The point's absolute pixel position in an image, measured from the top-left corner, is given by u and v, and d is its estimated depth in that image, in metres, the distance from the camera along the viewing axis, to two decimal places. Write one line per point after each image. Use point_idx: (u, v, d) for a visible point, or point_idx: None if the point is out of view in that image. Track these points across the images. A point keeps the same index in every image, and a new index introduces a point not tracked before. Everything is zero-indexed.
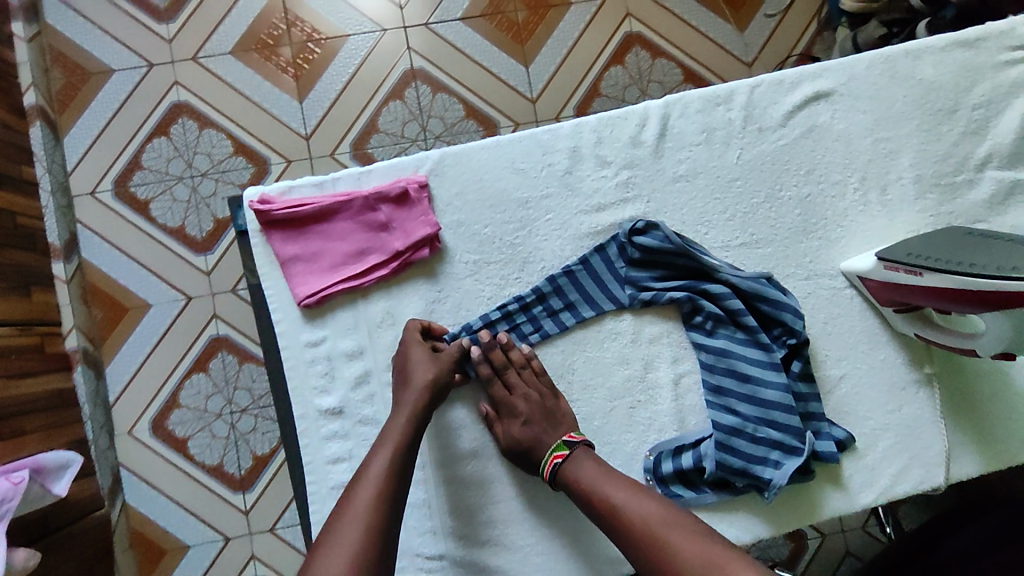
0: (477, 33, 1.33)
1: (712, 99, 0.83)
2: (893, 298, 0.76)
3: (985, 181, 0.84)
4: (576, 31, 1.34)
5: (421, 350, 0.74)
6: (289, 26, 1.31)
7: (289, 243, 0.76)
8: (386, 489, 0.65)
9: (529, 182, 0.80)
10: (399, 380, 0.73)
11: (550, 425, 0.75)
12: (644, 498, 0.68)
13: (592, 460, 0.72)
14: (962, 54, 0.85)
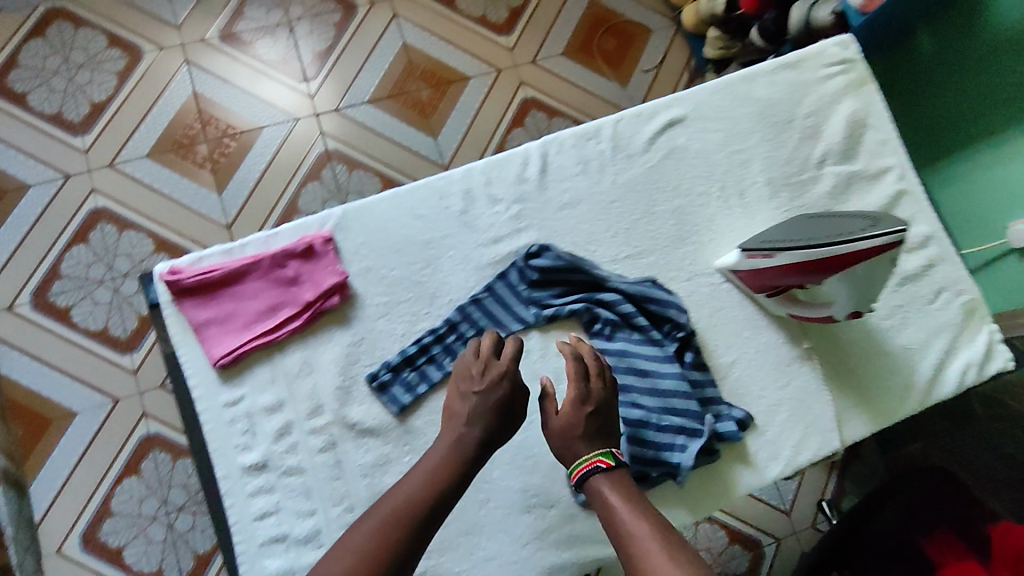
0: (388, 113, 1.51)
1: (584, 135, 0.93)
2: (764, 285, 0.85)
3: (826, 176, 0.96)
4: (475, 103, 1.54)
5: (473, 355, 0.76)
6: (202, 126, 1.41)
7: (202, 308, 0.80)
8: (399, 522, 0.64)
9: (429, 226, 0.86)
10: (467, 380, 0.74)
11: (598, 434, 0.73)
12: (664, 546, 0.61)
13: (624, 491, 0.69)
14: (789, 74, 0.99)
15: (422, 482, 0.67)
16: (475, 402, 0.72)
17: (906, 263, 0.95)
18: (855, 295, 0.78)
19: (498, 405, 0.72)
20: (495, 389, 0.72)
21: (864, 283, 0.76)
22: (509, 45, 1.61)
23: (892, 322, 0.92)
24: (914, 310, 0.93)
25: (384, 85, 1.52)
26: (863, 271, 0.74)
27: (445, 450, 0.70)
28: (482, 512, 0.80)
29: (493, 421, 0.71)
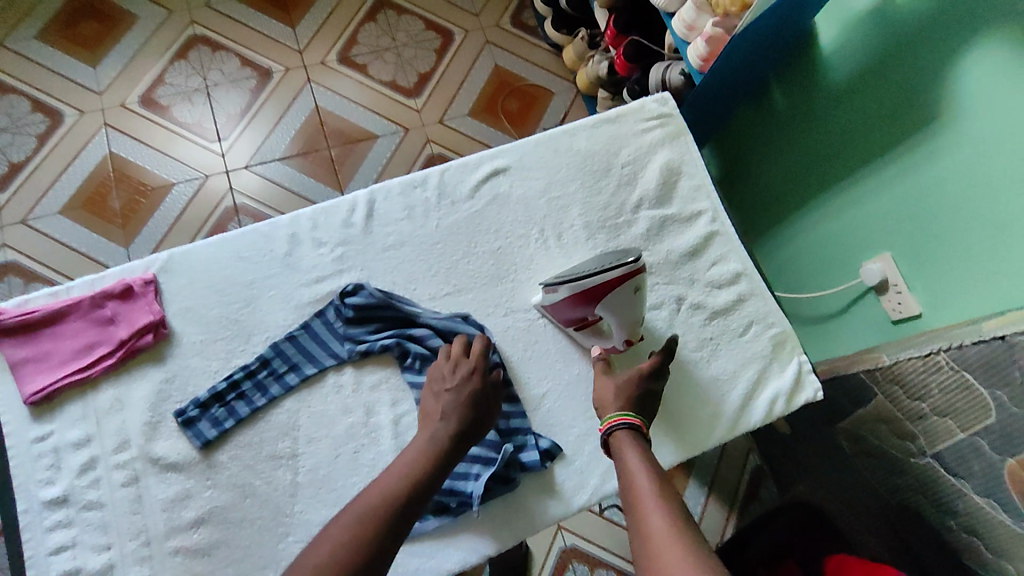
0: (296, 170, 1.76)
1: (410, 183, 1.01)
2: (564, 320, 0.91)
3: (642, 219, 1.03)
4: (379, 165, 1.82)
5: (457, 353, 0.87)
6: (118, 184, 1.68)
7: (20, 348, 0.84)
8: (386, 510, 0.72)
9: (252, 267, 0.93)
10: (434, 383, 0.86)
11: (632, 399, 0.84)
12: (658, 507, 0.67)
13: (641, 453, 0.76)
14: (608, 128, 1.08)
15: (412, 472, 0.76)
16: (450, 395, 0.83)
17: (714, 299, 0.99)
18: (630, 322, 0.88)
19: (470, 394, 0.83)
20: (464, 384, 0.84)
21: (634, 309, 0.86)
22: (418, 107, 1.87)
23: (703, 353, 0.96)
24: (723, 343, 0.97)
25: (294, 143, 1.78)
26: (630, 301, 0.85)
27: (427, 441, 0.80)
28: (280, 545, 0.81)
29: (458, 420, 0.81)
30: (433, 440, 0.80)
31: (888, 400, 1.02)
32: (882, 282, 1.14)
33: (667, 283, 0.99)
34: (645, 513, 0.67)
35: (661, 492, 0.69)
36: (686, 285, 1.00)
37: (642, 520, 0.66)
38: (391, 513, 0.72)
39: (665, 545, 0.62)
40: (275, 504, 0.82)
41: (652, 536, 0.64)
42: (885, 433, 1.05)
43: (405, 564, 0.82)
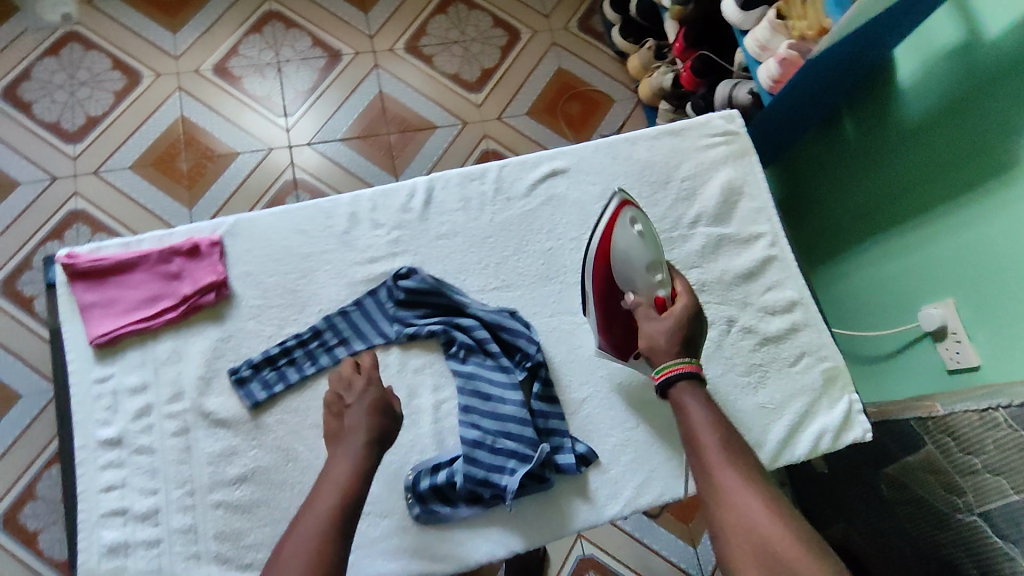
0: (356, 152, 1.82)
1: (468, 175, 1.02)
2: (619, 354, 0.90)
3: (697, 236, 1.03)
4: (439, 150, 1.87)
5: (349, 367, 0.85)
6: (187, 147, 1.75)
7: (89, 291, 0.88)
8: (324, 542, 0.67)
9: (310, 241, 0.95)
10: (335, 411, 0.82)
11: (677, 342, 0.78)
12: (728, 460, 0.67)
13: (701, 401, 0.73)
14: (671, 140, 1.08)
15: (338, 496, 0.72)
16: (356, 413, 0.80)
17: (767, 325, 1.00)
18: (645, 271, 0.83)
19: (377, 403, 0.81)
20: (365, 395, 0.82)
21: (641, 254, 0.84)
22: (478, 101, 1.89)
23: (749, 380, 0.96)
24: (770, 372, 0.97)
25: (354, 126, 1.83)
26: (630, 243, 0.84)
27: (349, 460, 0.76)
28: None
29: (369, 436, 0.78)
30: (351, 460, 0.76)
31: (940, 452, 1.00)
32: (942, 328, 1.11)
33: (717, 303, 1.00)
34: (723, 475, 0.66)
35: (731, 451, 0.68)
36: (738, 308, 1.00)
37: (722, 483, 0.66)
38: (328, 540, 0.67)
39: (757, 514, 0.62)
40: (314, 472, 0.86)
41: (741, 503, 0.63)
42: (932, 484, 1.03)
43: (432, 547, 0.84)
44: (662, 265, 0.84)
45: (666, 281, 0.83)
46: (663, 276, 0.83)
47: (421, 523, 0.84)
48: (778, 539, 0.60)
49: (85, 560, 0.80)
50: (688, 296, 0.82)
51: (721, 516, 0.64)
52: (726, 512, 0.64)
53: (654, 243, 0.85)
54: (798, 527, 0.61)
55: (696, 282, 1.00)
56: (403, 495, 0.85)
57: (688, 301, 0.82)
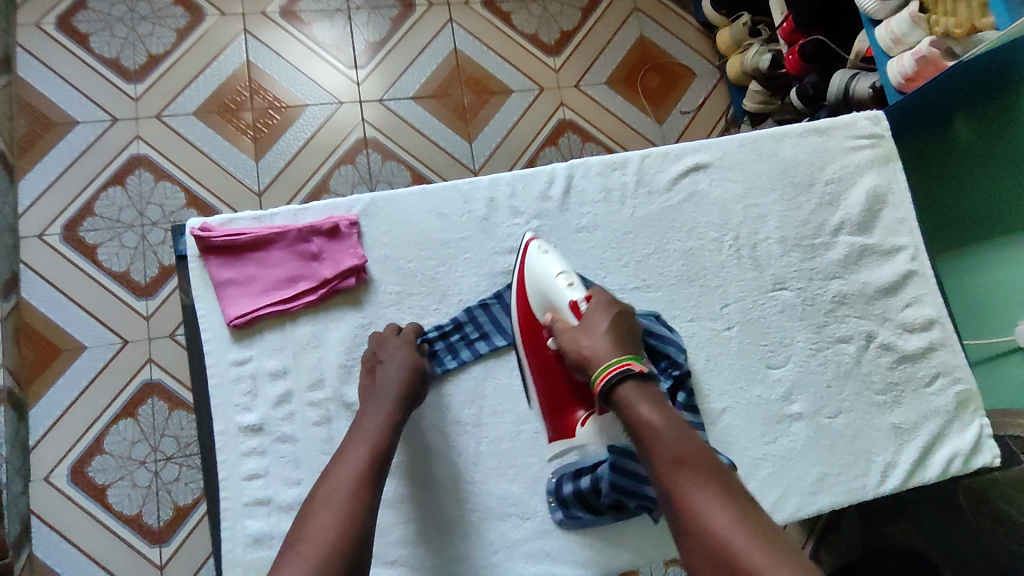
0: (428, 112, 1.69)
1: (609, 164, 0.96)
2: (568, 416, 0.83)
3: (840, 244, 0.99)
4: (514, 116, 1.73)
5: (391, 336, 0.84)
6: (252, 94, 1.60)
7: (224, 268, 0.83)
8: (354, 499, 0.69)
9: (449, 226, 0.91)
10: (369, 367, 0.81)
11: (610, 343, 0.74)
12: (682, 468, 0.64)
13: (652, 403, 0.69)
14: (817, 139, 1.02)
15: (368, 454, 0.73)
16: (387, 371, 0.80)
17: (905, 343, 0.98)
18: (555, 286, 0.80)
19: (409, 363, 0.80)
20: (397, 356, 0.81)
21: (547, 273, 0.81)
22: (555, 67, 1.78)
23: (885, 398, 0.96)
24: (905, 392, 0.97)
25: (428, 85, 1.71)
26: (540, 266, 0.82)
27: (380, 418, 0.77)
28: (461, 510, 0.84)
29: (395, 396, 0.78)
30: (379, 416, 0.77)
31: None
32: None
33: (857, 317, 0.98)
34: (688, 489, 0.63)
35: (691, 459, 0.65)
36: (878, 323, 0.98)
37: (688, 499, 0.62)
38: (358, 497, 0.69)
39: (725, 528, 0.59)
40: (458, 469, 0.85)
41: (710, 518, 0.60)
42: None
43: (574, 550, 0.84)
44: (568, 274, 0.80)
45: (573, 285, 0.79)
46: (569, 283, 0.79)
47: (563, 528, 0.85)
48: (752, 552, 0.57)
49: (230, 547, 0.79)
50: (603, 299, 0.78)
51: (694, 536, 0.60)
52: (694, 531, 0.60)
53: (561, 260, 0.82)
54: (768, 536, 0.58)
55: (837, 294, 0.98)
56: (544, 499, 0.86)
57: (603, 305, 0.78)
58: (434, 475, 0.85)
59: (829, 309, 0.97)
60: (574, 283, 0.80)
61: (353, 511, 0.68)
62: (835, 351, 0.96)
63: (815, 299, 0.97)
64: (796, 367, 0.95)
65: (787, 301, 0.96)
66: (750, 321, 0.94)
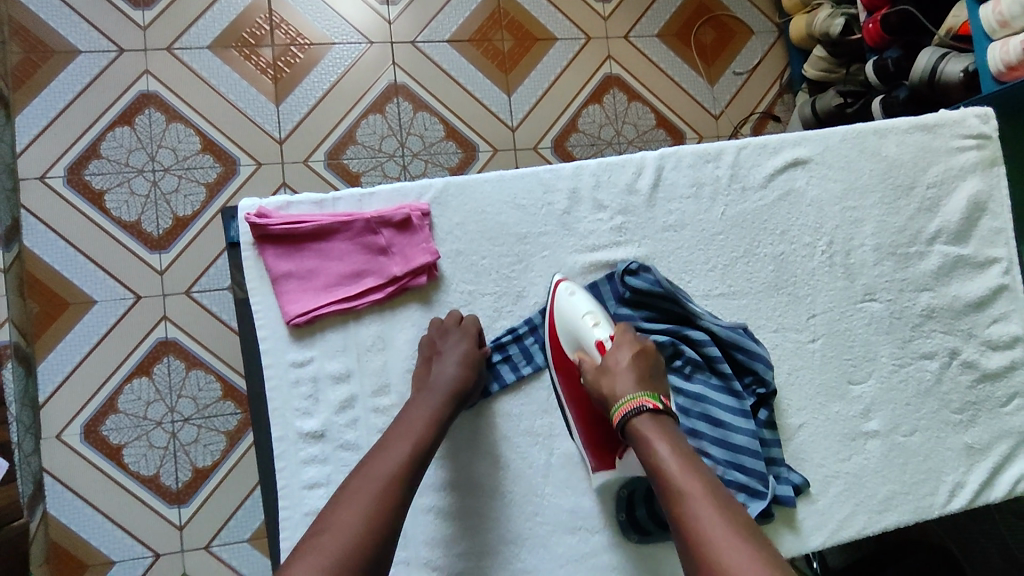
0: (463, 57, 1.43)
1: (703, 156, 0.88)
2: (603, 453, 0.79)
3: (934, 254, 0.94)
4: (559, 66, 1.47)
5: (455, 329, 0.76)
6: (272, 28, 1.36)
7: (283, 260, 0.76)
8: (383, 501, 0.63)
9: (528, 218, 0.83)
10: (426, 358, 0.75)
11: (639, 374, 0.73)
12: (703, 500, 0.63)
13: (671, 440, 0.68)
14: (921, 137, 0.95)
15: (407, 455, 0.67)
16: (446, 361, 0.73)
17: (988, 361, 0.94)
18: (581, 326, 0.77)
19: (470, 356, 0.74)
20: (456, 348, 0.74)
21: (575, 313, 0.78)
22: (604, 14, 1.51)
23: (962, 417, 0.92)
24: (982, 411, 0.93)
25: (466, 27, 1.44)
26: (567, 309, 0.78)
27: (428, 416, 0.71)
28: (528, 524, 0.79)
29: (447, 390, 0.72)
30: (424, 413, 0.71)
31: None
32: None
33: (943, 332, 0.93)
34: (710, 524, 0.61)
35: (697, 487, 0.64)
36: (963, 339, 0.94)
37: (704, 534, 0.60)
38: (387, 501, 0.63)
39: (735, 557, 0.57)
40: (527, 481, 0.80)
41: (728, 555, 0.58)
42: None
43: (645, 565, 0.80)
44: (595, 314, 0.78)
45: (599, 324, 0.77)
46: (595, 322, 0.77)
47: (636, 542, 0.80)
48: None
49: None
50: (628, 337, 0.76)
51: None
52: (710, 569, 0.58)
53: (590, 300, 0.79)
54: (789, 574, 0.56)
55: (926, 307, 0.93)
56: (614, 514, 0.81)
57: (632, 341, 0.76)
58: (502, 485, 0.79)
59: (915, 323, 0.93)
60: (600, 322, 0.77)
61: (383, 512, 0.62)
62: (917, 367, 0.92)
63: (903, 312, 0.93)
64: (877, 383, 0.91)
65: (874, 312, 0.92)
66: (835, 333, 0.90)
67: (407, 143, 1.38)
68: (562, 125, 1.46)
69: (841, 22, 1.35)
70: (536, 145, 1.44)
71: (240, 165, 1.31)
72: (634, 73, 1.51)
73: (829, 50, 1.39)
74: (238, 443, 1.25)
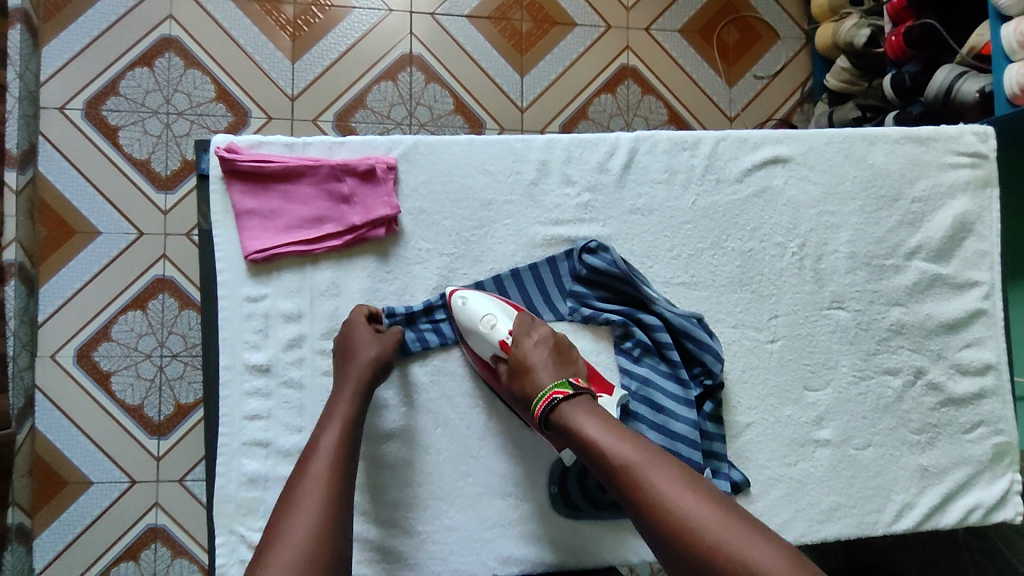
0: (480, 34, 1.44)
1: (679, 143, 0.88)
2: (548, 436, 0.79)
3: (911, 269, 0.92)
4: (575, 52, 1.46)
5: (361, 324, 0.77)
6: None
7: (248, 197, 0.78)
8: (327, 504, 0.63)
9: (494, 185, 0.84)
10: (342, 355, 0.75)
11: (552, 364, 0.75)
12: (639, 456, 0.65)
13: (594, 416, 0.70)
14: (912, 149, 0.93)
15: (332, 457, 0.67)
16: (359, 362, 0.74)
17: (955, 385, 0.91)
18: (481, 332, 0.78)
19: (378, 340, 0.75)
20: (367, 345, 0.75)
21: (473, 320, 0.79)
22: (626, 5, 1.49)
23: (921, 438, 0.90)
24: (942, 435, 0.90)
25: (486, 4, 1.45)
26: (465, 318, 0.79)
27: (350, 398, 0.72)
28: (459, 483, 0.80)
29: (359, 392, 0.72)
30: (341, 413, 0.71)
31: None
32: None
33: (910, 350, 0.91)
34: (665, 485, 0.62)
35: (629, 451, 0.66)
36: (931, 359, 0.91)
37: (659, 496, 0.61)
38: (330, 502, 0.63)
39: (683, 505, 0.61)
40: (463, 441, 0.81)
41: (695, 512, 0.60)
42: None
43: (570, 540, 0.81)
44: (493, 314, 0.79)
45: (499, 324, 0.78)
46: (493, 324, 0.78)
47: (565, 516, 0.81)
48: (752, 546, 0.57)
49: (224, 484, 0.76)
50: (527, 329, 0.79)
51: (675, 539, 0.59)
52: (677, 531, 0.59)
53: (485, 300, 0.80)
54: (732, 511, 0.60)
55: (897, 322, 0.91)
56: (546, 485, 0.82)
57: (531, 332, 0.78)
58: (438, 442, 0.81)
59: (883, 337, 0.90)
60: (498, 322, 0.79)
61: (335, 494, 0.64)
62: (879, 382, 0.90)
63: (870, 324, 0.90)
64: (835, 393, 0.89)
65: (841, 321, 0.90)
66: (796, 337, 0.88)
67: (415, 113, 1.40)
68: (571, 112, 1.46)
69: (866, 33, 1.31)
70: (543, 129, 1.44)
71: (250, 117, 1.35)
72: (651, 65, 1.49)
73: (853, 61, 1.36)
74: None
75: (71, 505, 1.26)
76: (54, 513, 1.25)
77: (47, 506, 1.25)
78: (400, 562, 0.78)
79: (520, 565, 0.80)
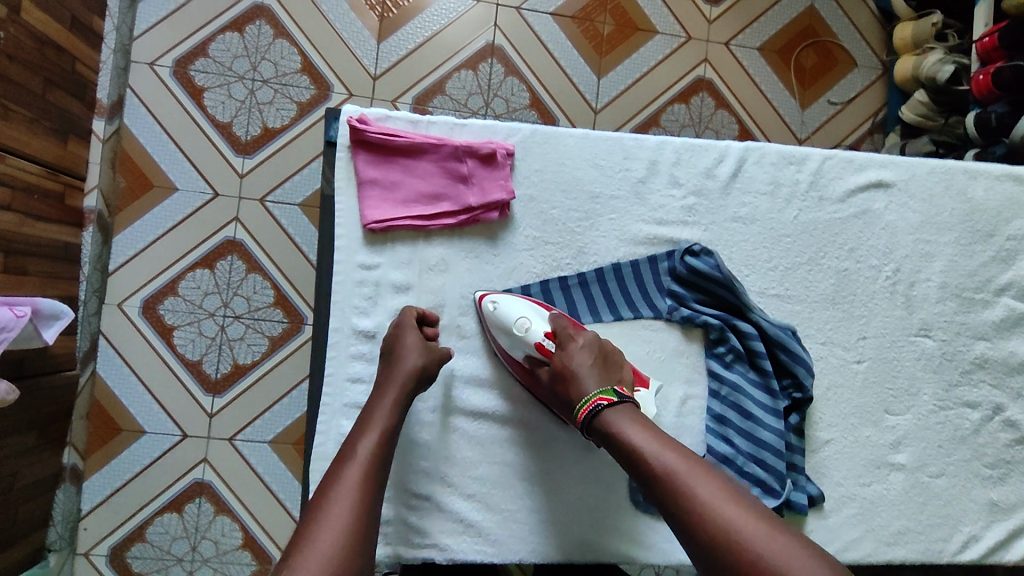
0: (562, 30, 1.40)
1: (786, 157, 0.89)
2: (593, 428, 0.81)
3: (999, 305, 0.92)
4: (653, 59, 1.43)
5: (412, 334, 0.77)
6: None
7: (371, 167, 0.82)
8: (361, 507, 0.62)
9: (603, 178, 0.86)
10: (384, 359, 0.76)
11: (597, 370, 0.75)
12: (676, 460, 0.65)
13: (638, 424, 0.70)
14: (1010, 187, 0.94)
15: (369, 464, 0.66)
16: (401, 371, 0.74)
17: None
18: (516, 336, 0.78)
19: (423, 349, 0.76)
20: (410, 352, 0.75)
21: (507, 321, 0.79)
22: (709, 17, 1.45)
23: (993, 473, 0.90)
24: (1015, 472, 0.91)
25: (572, 3, 1.41)
26: (499, 322, 0.79)
27: (387, 409, 0.72)
28: (545, 466, 0.82)
29: (399, 401, 0.73)
30: (378, 422, 0.71)
31: None
32: None
33: (991, 385, 0.92)
34: (720, 505, 0.61)
35: (662, 457, 0.66)
36: (1010, 397, 0.92)
37: (692, 497, 0.62)
38: (364, 506, 0.62)
39: (716, 506, 0.61)
40: (552, 425, 0.83)
41: (736, 525, 0.59)
42: None
43: (645, 532, 0.82)
44: (527, 317, 0.79)
45: (534, 326, 0.78)
46: (527, 327, 0.78)
47: (642, 509, 0.82)
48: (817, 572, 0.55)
49: (322, 441, 0.78)
50: (567, 332, 0.78)
51: (706, 553, 0.59)
52: (733, 555, 0.57)
53: (518, 303, 0.80)
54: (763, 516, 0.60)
55: (979, 356, 0.92)
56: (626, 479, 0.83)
57: (572, 335, 0.78)
58: (528, 425, 0.82)
59: (965, 369, 0.91)
60: (532, 324, 0.78)
61: (366, 501, 0.63)
62: (957, 414, 0.91)
63: (954, 355, 0.91)
64: (914, 419, 0.90)
65: (926, 349, 0.91)
66: (881, 360, 0.90)
67: (492, 104, 1.37)
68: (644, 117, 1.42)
69: (949, 70, 1.27)
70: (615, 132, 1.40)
71: (333, 91, 1.33)
72: (727, 79, 1.44)
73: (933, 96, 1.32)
74: (280, 349, 1.28)
75: (121, 453, 1.24)
76: (106, 459, 1.24)
77: (100, 452, 1.24)
78: (480, 536, 0.80)
79: (596, 550, 0.81)
